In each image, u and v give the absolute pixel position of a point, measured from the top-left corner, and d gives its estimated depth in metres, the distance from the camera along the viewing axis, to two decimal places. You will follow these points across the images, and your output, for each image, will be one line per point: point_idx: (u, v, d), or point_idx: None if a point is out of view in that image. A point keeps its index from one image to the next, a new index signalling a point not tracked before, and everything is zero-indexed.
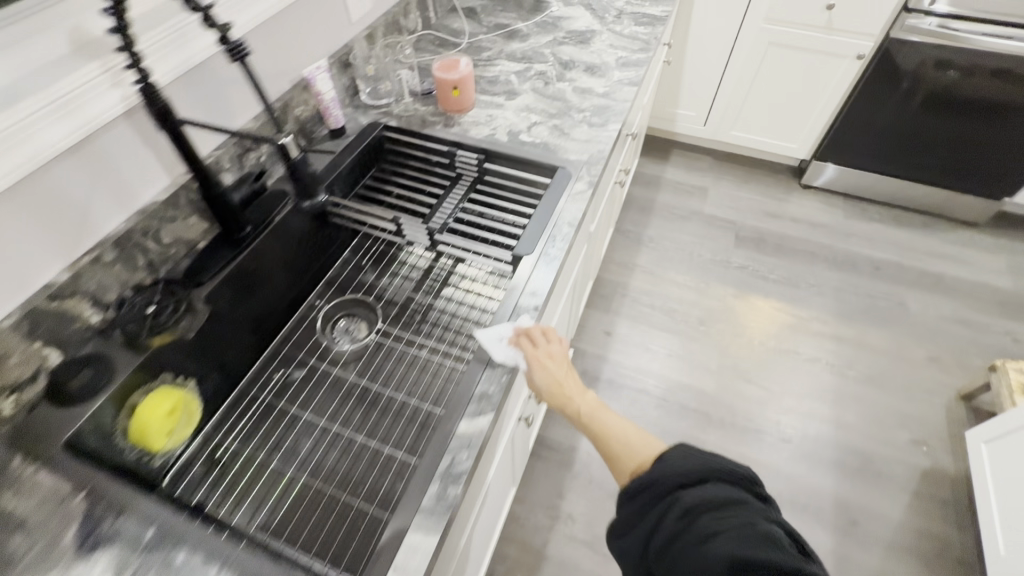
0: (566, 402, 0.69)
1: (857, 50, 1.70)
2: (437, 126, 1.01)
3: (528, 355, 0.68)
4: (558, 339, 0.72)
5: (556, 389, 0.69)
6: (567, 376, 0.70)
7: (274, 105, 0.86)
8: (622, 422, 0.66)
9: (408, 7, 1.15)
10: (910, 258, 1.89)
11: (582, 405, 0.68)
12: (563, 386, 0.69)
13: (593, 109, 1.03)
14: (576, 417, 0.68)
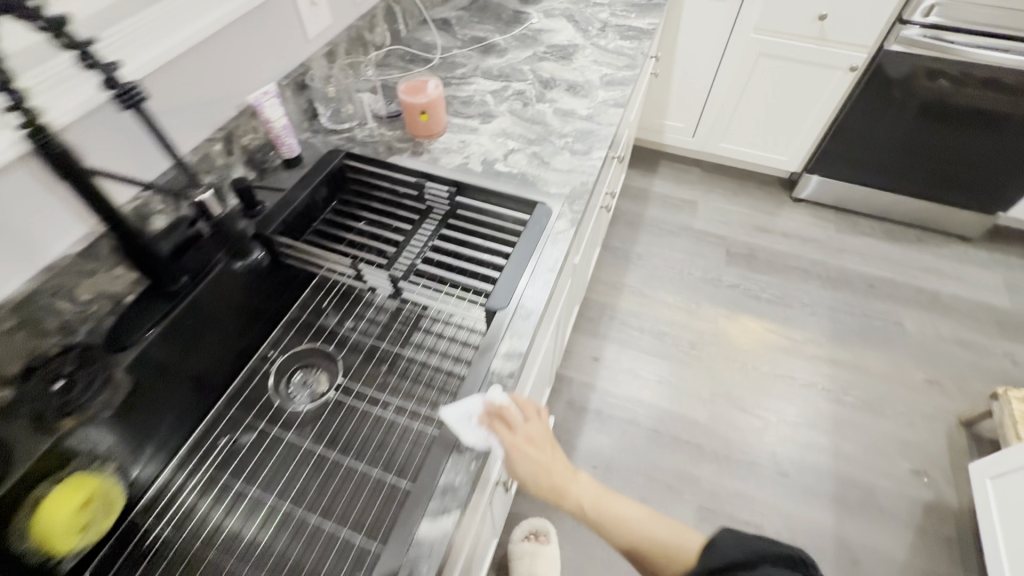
0: (562, 494, 0.60)
1: (850, 62, 1.64)
2: (404, 153, 0.92)
3: (508, 442, 0.60)
4: (537, 416, 0.63)
5: (546, 480, 0.60)
6: (554, 460, 0.62)
7: (214, 135, 0.77)
8: (629, 508, 0.61)
9: (375, 21, 1.06)
10: (904, 275, 1.84)
11: (582, 495, 0.60)
12: (552, 474, 0.61)
13: (576, 134, 0.94)
14: (576, 510, 0.60)
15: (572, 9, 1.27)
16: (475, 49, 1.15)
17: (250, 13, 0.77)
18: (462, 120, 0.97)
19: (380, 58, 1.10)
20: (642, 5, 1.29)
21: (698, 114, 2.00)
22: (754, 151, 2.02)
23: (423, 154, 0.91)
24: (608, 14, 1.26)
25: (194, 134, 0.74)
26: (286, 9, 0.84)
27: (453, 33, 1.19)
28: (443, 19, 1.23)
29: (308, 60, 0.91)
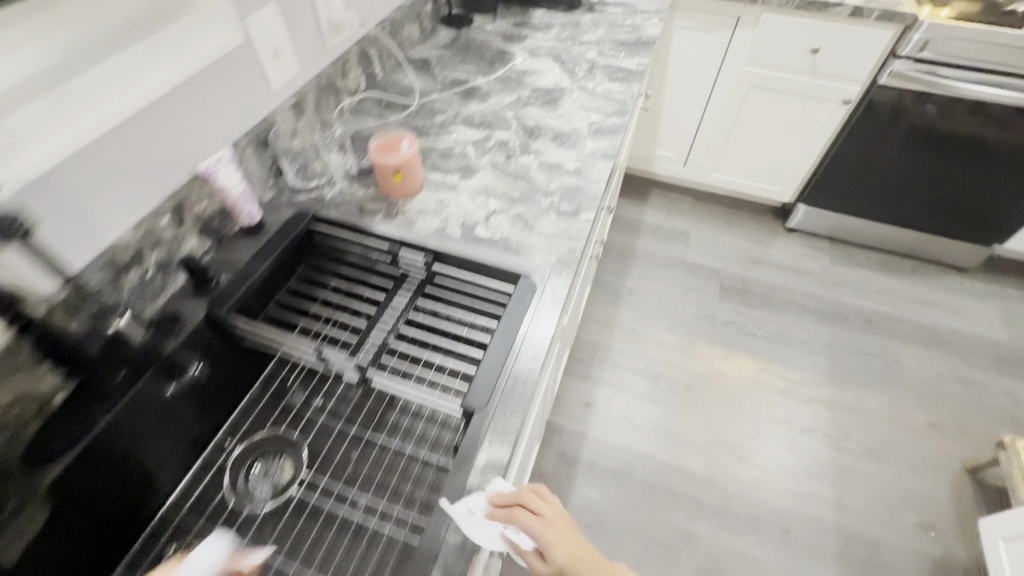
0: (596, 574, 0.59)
1: (843, 95, 1.60)
2: (377, 215, 0.84)
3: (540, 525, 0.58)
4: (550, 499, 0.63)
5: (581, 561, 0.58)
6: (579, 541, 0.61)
7: (161, 207, 0.69)
8: None
9: (348, 66, 0.99)
10: (901, 309, 1.79)
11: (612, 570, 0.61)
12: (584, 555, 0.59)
13: (562, 191, 0.88)
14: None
15: (558, 49, 1.22)
16: (455, 93, 1.09)
17: (200, 73, 0.70)
18: (440, 176, 0.90)
19: (355, 104, 1.03)
20: (630, 44, 1.24)
21: (689, 144, 1.95)
22: (747, 182, 1.98)
23: (397, 215, 0.84)
24: (595, 53, 1.21)
25: (133, 211, 0.66)
26: (245, 64, 0.77)
27: (433, 76, 1.13)
28: (423, 60, 1.18)
29: (272, 114, 0.84)
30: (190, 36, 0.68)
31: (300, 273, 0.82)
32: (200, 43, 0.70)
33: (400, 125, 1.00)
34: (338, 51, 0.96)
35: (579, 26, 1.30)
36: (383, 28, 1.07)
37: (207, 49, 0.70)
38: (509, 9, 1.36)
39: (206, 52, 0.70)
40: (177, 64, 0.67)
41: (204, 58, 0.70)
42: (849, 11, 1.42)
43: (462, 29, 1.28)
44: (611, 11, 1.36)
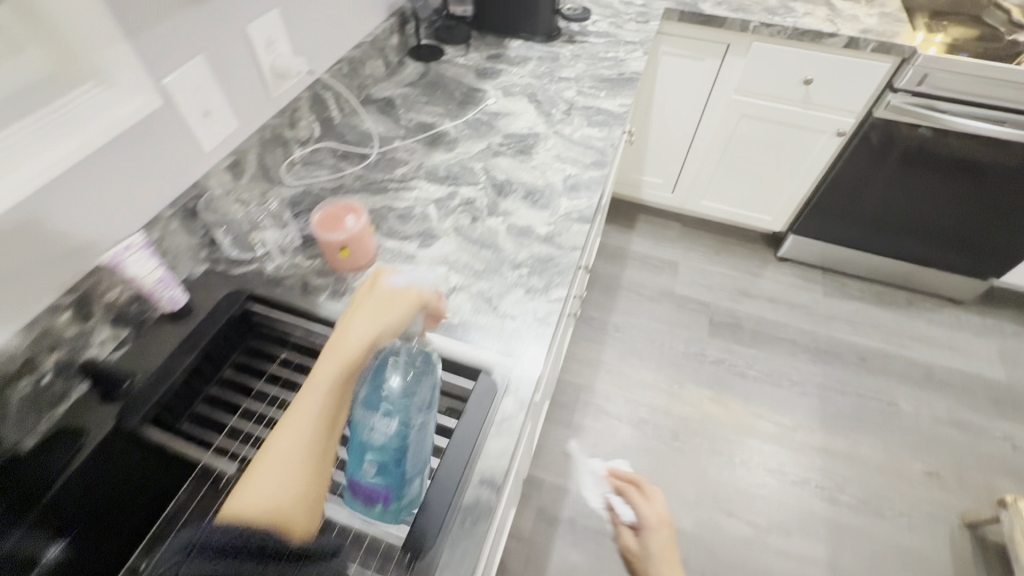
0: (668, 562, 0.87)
1: (837, 126, 1.52)
2: (321, 293, 0.75)
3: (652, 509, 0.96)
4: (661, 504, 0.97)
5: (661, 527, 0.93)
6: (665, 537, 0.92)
7: (60, 302, 0.60)
8: None
9: (298, 115, 0.90)
10: (897, 345, 1.72)
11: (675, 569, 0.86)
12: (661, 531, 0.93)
13: (530, 263, 0.79)
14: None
15: (535, 86, 1.14)
16: (420, 139, 1.00)
17: (110, 144, 0.61)
18: (397, 243, 0.81)
19: (308, 154, 0.94)
20: (612, 80, 1.16)
21: (677, 171, 1.87)
22: (736, 210, 1.91)
23: (344, 293, 0.75)
24: (574, 91, 1.12)
25: (27, 308, 0.57)
26: (168, 126, 0.68)
27: (397, 118, 1.04)
28: (388, 100, 1.09)
29: (203, 179, 0.75)
30: (92, 103, 0.60)
31: (234, 360, 0.73)
32: (112, 110, 0.60)
33: (357, 180, 0.91)
34: (285, 99, 0.87)
35: (558, 60, 1.22)
36: (340, 69, 0.98)
37: (122, 115, 0.61)
38: (483, 40, 1.27)
39: (122, 118, 0.61)
40: (81, 136, 0.57)
41: (117, 125, 0.60)
42: (844, 41, 1.35)
43: (431, 62, 1.19)
44: (593, 42, 1.27)
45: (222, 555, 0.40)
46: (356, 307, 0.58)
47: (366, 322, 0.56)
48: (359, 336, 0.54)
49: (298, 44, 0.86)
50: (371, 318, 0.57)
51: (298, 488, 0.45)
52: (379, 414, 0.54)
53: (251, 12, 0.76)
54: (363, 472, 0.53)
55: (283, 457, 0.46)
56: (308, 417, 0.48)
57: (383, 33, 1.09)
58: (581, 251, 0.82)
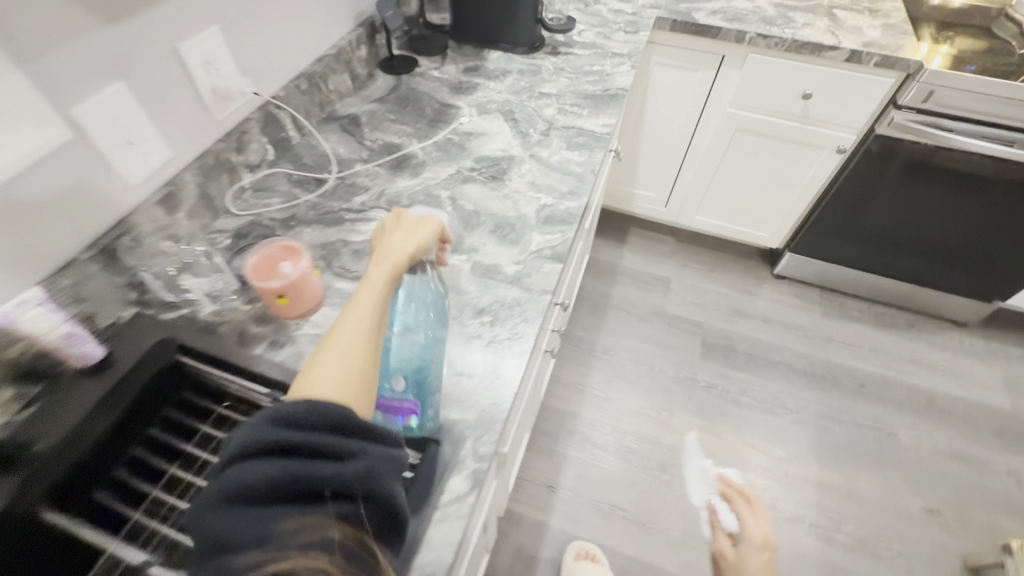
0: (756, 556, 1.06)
1: (838, 142, 1.44)
2: (258, 344, 0.67)
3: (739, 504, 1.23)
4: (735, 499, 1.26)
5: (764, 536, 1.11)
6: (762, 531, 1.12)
7: None
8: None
9: (247, 137, 0.82)
10: (897, 371, 1.65)
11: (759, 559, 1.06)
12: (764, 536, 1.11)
13: (495, 310, 0.71)
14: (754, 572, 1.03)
15: (512, 103, 1.06)
16: (384, 162, 0.92)
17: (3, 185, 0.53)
18: (348, 285, 0.73)
19: (259, 180, 0.86)
20: (596, 96, 1.08)
21: (671, 186, 1.79)
22: (731, 226, 1.83)
23: (284, 344, 0.67)
24: (555, 108, 1.04)
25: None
26: (80, 160, 0.60)
27: (361, 138, 0.96)
28: (352, 117, 1.01)
29: (127, 215, 0.67)
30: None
31: (163, 415, 0.65)
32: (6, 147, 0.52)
33: (311, 209, 0.83)
34: (230, 121, 0.79)
35: (539, 73, 1.13)
36: (296, 86, 0.90)
37: (19, 154, 0.53)
38: (460, 51, 1.19)
39: (19, 157, 0.53)
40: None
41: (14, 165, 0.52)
42: (846, 55, 1.27)
43: (403, 75, 1.11)
44: (577, 54, 1.19)
45: (297, 428, 0.42)
46: (387, 233, 0.64)
47: (402, 241, 0.63)
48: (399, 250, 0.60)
49: (243, 61, 0.79)
50: (403, 239, 0.63)
51: (356, 373, 0.48)
52: (406, 333, 0.62)
53: (183, 29, 0.68)
54: (393, 387, 0.57)
55: (343, 349, 0.49)
56: (359, 315, 0.52)
57: (349, 45, 1.01)
58: (552, 294, 0.74)
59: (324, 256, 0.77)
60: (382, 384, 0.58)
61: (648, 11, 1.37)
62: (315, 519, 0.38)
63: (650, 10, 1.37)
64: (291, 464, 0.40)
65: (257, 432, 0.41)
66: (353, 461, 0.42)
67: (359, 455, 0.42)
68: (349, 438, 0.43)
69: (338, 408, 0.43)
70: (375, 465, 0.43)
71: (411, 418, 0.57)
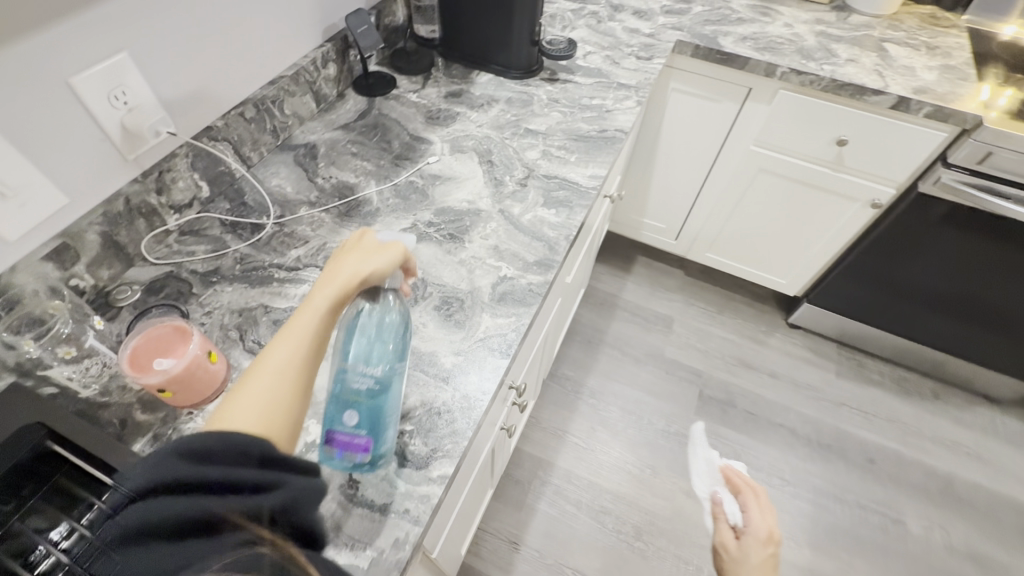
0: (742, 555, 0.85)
1: (873, 195, 1.27)
2: (139, 437, 0.58)
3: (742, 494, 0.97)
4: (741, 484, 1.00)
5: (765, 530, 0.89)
6: (762, 519, 0.91)
7: None
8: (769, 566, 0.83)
9: (172, 176, 0.72)
10: (915, 449, 1.49)
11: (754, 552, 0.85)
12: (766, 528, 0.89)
13: (418, 415, 0.60)
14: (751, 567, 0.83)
15: (492, 140, 0.93)
16: (332, 208, 0.81)
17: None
18: None
19: (188, 222, 0.76)
20: (589, 138, 0.94)
21: (683, 220, 1.64)
22: (746, 268, 1.67)
23: (169, 440, 0.58)
24: (539, 151, 0.91)
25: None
26: None
27: (313, 175, 0.85)
28: (310, 147, 0.90)
29: (4, 275, 0.58)
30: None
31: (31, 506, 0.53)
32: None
33: (238, 263, 0.73)
34: (149, 158, 0.69)
35: (530, 104, 1.00)
36: (239, 114, 0.79)
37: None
38: (446, 71, 1.07)
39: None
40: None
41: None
42: (892, 102, 1.09)
43: (376, 97, 0.99)
44: (577, 83, 1.05)
45: (207, 459, 0.37)
46: (347, 250, 0.55)
47: (356, 262, 0.53)
48: (353, 273, 0.52)
49: (166, 90, 0.68)
50: (364, 260, 0.53)
51: (286, 402, 0.43)
52: (369, 363, 0.52)
53: (78, 59, 0.58)
54: (342, 421, 0.51)
55: (272, 376, 0.43)
56: (294, 341, 0.46)
57: (312, 64, 0.90)
58: (491, 398, 0.63)
59: (239, 326, 0.67)
60: (332, 418, 0.51)
61: (668, 32, 1.21)
62: (235, 544, 0.34)
63: (670, 32, 1.21)
64: (201, 501, 0.35)
65: (161, 466, 0.36)
66: (272, 493, 0.37)
67: (282, 487, 0.38)
68: (273, 466, 0.39)
69: (257, 443, 0.39)
70: (298, 495, 0.38)
71: (363, 455, 0.51)
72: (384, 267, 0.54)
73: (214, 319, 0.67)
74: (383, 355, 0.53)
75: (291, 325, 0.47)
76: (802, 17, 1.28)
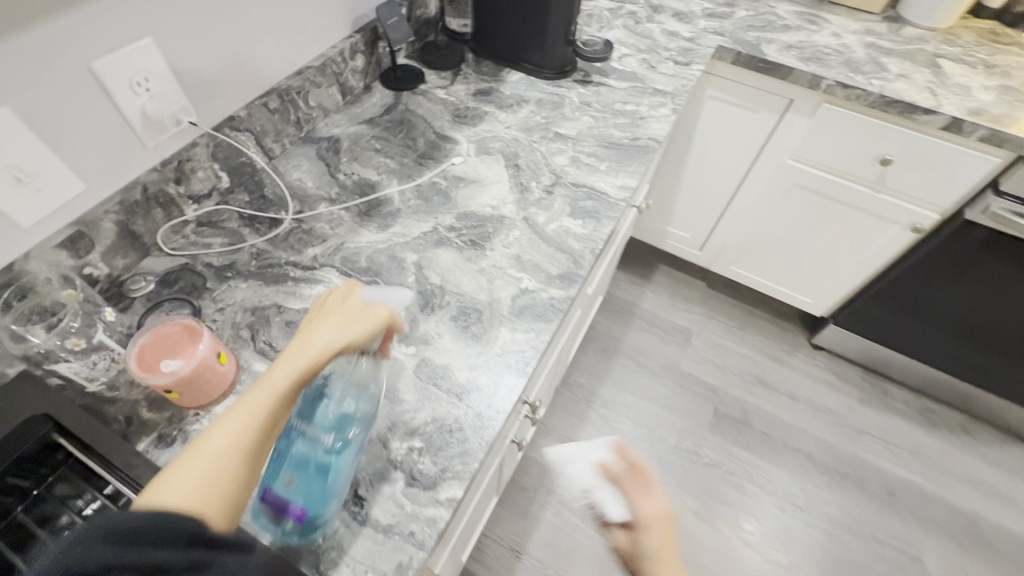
0: None
1: (914, 219, 1.21)
2: (144, 437, 0.56)
3: None
4: None
5: None
6: None
7: None
8: None
9: (191, 165, 0.70)
10: (937, 484, 1.43)
11: None
12: None
13: (429, 432, 0.58)
14: None
15: (519, 143, 0.90)
16: (352, 206, 0.78)
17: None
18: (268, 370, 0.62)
19: (206, 212, 0.75)
20: (621, 146, 0.90)
21: (709, 231, 1.59)
22: (772, 284, 1.62)
23: (174, 441, 0.56)
24: (567, 157, 0.88)
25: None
26: None
27: (335, 171, 0.83)
28: (333, 141, 0.87)
29: (18, 261, 0.57)
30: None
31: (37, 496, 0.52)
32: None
33: (254, 259, 0.71)
34: (169, 146, 0.67)
35: (560, 107, 0.96)
36: (263, 105, 0.77)
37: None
38: (475, 67, 1.04)
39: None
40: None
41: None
42: (944, 123, 1.03)
43: (403, 92, 0.97)
44: (611, 86, 1.01)
45: (137, 540, 0.31)
46: (328, 307, 0.50)
47: (333, 327, 0.47)
48: (325, 341, 0.46)
49: (189, 78, 0.66)
50: (342, 325, 0.48)
51: (226, 483, 0.38)
52: (323, 428, 0.49)
53: (101, 43, 0.56)
54: (281, 482, 0.47)
55: (215, 454, 0.39)
56: (248, 415, 0.41)
57: (340, 55, 0.87)
58: (505, 419, 0.60)
59: (251, 325, 0.65)
60: (269, 475, 0.48)
61: (708, 36, 1.16)
62: None
63: (711, 36, 1.16)
64: None
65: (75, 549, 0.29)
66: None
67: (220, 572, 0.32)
68: (210, 548, 0.33)
69: (188, 523, 0.34)
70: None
71: (294, 522, 0.47)
72: (363, 335, 0.48)
73: (226, 317, 0.65)
74: (344, 422, 0.50)
75: (249, 394, 0.42)
76: (852, 27, 1.22)
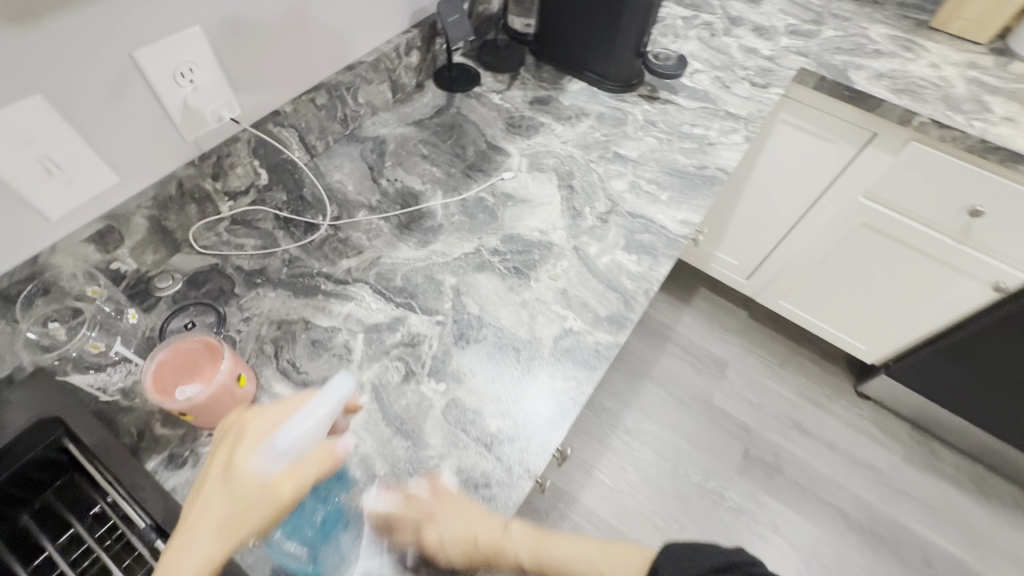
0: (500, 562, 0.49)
1: (997, 277, 1.10)
2: (155, 454, 0.53)
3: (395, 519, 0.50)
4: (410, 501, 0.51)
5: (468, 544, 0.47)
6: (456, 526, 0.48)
7: None
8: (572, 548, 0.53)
9: (231, 161, 0.66)
10: (982, 561, 1.32)
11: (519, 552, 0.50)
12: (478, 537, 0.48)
13: (453, 485, 0.53)
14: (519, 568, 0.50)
15: (575, 161, 0.83)
16: (392, 216, 0.74)
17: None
18: (290, 393, 0.58)
19: (241, 210, 0.71)
20: (685, 175, 0.83)
21: (760, 261, 1.49)
22: (822, 324, 1.51)
23: (185, 463, 0.53)
24: (626, 182, 0.81)
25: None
26: None
27: (378, 175, 0.78)
28: (379, 142, 0.82)
29: (44, 255, 0.54)
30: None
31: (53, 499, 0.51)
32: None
33: (286, 266, 0.67)
34: (209, 141, 0.64)
35: (622, 124, 0.89)
36: (311, 100, 0.73)
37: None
38: (535, 72, 0.97)
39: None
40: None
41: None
42: None
43: (457, 94, 0.91)
44: (679, 105, 0.93)
45: None
46: (212, 481, 0.38)
47: (220, 522, 0.36)
48: (207, 546, 0.36)
49: (235, 70, 0.62)
50: (228, 516, 0.37)
51: None
52: (312, 502, 0.45)
53: (144, 30, 0.52)
54: (289, 556, 0.45)
55: None
56: None
57: (394, 51, 0.82)
58: (535, 479, 0.55)
59: (276, 340, 0.61)
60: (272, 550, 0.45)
61: (790, 56, 1.06)
62: None
63: (792, 57, 1.06)
64: None
65: None
66: None
67: None
68: None
69: None
70: None
71: None
72: (260, 525, 0.37)
73: (250, 329, 0.62)
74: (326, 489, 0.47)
75: None
76: (952, 58, 1.10)
